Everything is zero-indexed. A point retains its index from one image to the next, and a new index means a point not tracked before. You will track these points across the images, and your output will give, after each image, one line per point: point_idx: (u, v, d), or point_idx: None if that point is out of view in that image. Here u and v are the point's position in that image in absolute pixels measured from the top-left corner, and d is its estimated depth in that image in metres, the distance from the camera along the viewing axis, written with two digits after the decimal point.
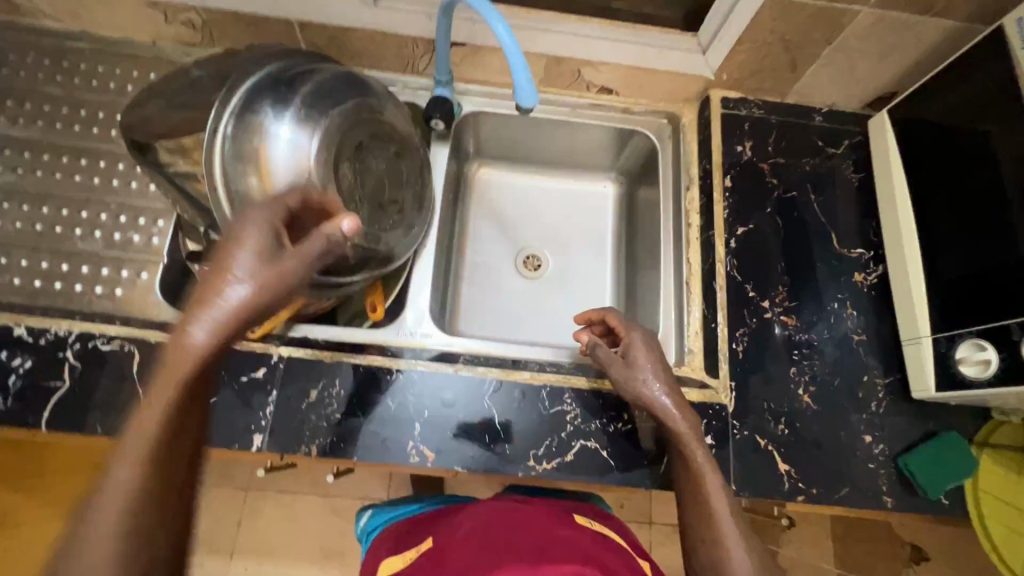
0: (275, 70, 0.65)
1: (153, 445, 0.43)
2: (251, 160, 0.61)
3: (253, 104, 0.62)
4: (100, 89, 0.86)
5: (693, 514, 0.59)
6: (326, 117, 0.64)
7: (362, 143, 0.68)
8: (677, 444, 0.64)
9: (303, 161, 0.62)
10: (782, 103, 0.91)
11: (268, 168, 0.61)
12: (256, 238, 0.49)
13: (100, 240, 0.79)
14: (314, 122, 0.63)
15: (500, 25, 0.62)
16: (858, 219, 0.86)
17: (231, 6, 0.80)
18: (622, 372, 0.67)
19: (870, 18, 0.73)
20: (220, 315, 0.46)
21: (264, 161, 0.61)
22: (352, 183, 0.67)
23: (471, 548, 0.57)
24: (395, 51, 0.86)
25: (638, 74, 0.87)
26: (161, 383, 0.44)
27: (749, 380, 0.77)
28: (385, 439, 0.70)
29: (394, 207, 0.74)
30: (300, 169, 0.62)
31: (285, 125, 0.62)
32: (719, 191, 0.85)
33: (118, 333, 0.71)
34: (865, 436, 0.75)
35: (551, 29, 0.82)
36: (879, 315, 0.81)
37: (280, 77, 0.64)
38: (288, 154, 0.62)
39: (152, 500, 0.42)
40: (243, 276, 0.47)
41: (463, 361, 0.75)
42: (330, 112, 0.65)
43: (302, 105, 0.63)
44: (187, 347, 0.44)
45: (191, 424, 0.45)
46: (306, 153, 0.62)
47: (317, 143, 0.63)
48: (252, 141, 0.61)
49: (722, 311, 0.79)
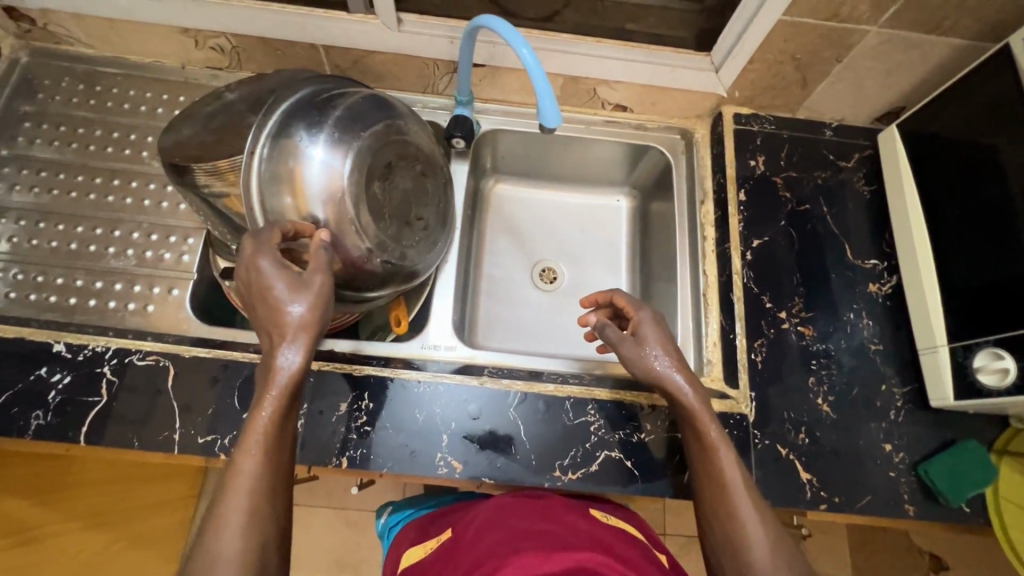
0: (308, 94, 0.68)
1: (268, 447, 0.54)
2: (285, 181, 0.64)
3: (289, 127, 0.65)
4: (131, 112, 0.90)
5: (709, 485, 0.61)
6: (358, 140, 0.66)
7: (391, 163, 0.70)
8: (691, 422, 0.64)
9: (337, 182, 0.65)
10: (793, 118, 0.94)
11: (302, 189, 0.64)
12: (279, 270, 0.57)
13: (133, 258, 0.81)
14: (347, 145, 0.66)
15: (524, 49, 0.65)
16: (870, 230, 0.87)
17: (260, 33, 0.83)
18: (632, 350, 0.67)
19: (878, 38, 0.76)
20: (296, 339, 0.56)
21: (298, 182, 0.64)
22: (383, 201, 0.69)
23: (490, 540, 0.58)
24: (416, 73, 0.89)
25: (652, 92, 0.90)
26: (264, 402, 0.54)
27: (769, 390, 0.78)
28: (414, 450, 0.71)
29: (420, 222, 0.76)
30: (333, 190, 0.64)
31: (318, 146, 0.64)
32: (733, 205, 0.87)
33: (153, 349, 0.73)
34: (886, 445, 0.76)
35: (569, 50, 0.85)
36: (895, 324, 0.82)
37: (313, 101, 0.67)
38: (322, 176, 0.64)
39: (267, 490, 0.53)
40: (294, 305, 0.56)
41: (487, 375, 0.76)
42: (361, 135, 0.67)
43: (335, 127, 0.66)
44: (284, 371, 0.55)
45: (291, 424, 0.56)
46: (340, 175, 0.65)
47: (350, 165, 0.65)
48: (287, 162, 0.64)
49: (740, 321, 0.81)
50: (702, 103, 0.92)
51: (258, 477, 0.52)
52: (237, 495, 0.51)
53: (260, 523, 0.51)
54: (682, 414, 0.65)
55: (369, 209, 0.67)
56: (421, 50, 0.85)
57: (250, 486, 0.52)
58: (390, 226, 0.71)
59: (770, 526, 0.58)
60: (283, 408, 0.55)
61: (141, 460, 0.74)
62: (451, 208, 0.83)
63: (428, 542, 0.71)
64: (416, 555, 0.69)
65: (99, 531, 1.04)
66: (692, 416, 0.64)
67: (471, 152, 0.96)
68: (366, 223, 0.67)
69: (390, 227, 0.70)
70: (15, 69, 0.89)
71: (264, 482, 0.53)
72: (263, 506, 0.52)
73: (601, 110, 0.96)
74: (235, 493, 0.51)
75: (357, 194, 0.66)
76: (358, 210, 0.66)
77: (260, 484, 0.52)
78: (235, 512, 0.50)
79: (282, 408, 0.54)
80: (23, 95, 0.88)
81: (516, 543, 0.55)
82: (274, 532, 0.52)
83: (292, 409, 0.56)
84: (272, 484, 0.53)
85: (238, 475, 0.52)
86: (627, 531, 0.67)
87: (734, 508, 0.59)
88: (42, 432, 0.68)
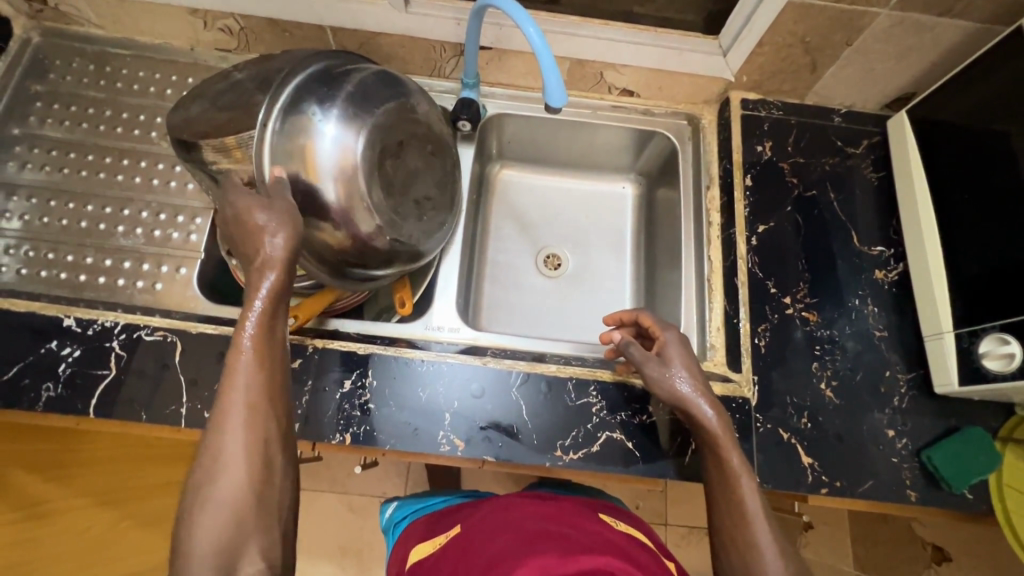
0: (321, 71, 0.68)
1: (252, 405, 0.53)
2: (296, 156, 0.64)
3: (300, 103, 0.65)
4: (141, 93, 0.90)
5: (725, 510, 0.59)
6: (368, 117, 0.67)
7: (400, 141, 0.71)
8: (712, 447, 0.62)
9: (348, 159, 0.65)
10: (802, 104, 0.93)
11: (314, 167, 0.64)
12: (247, 202, 0.58)
13: (142, 236, 0.82)
14: (356, 121, 0.66)
15: (531, 28, 0.65)
16: (878, 217, 0.87)
17: (267, 13, 0.83)
18: (656, 370, 0.66)
19: (889, 21, 0.75)
20: (269, 255, 0.56)
21: (310, 160, 0.64)
22: (392, 179, 0.70)
23: (499, 542, 0.58)
24: (423, 55, 0.89)
25: (658, 76, 0.90)
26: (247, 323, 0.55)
27: (773, 374, 0.77)
28: (417, 429, 0.72)
29: (428, 203, 0.76)
30: (346, 167, 0.65)
31: (328, 122, 0.65)
32: (740, 190, 0.87)
33: (160, 325, 0.73)
34: (888, 430, 0.75)
35: (575, 33, 0.84)
36: (900, 311, 0.82)
37: (326, 78, 0.67)
38: (332, 151, 0.64)
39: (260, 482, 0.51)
40: (263, 223, 0.57)
41: (490, 356, 0.77)
42: (371, 112, 0.67)
43: (346, 104, 0.66)
44: (266, 289, 0.56)
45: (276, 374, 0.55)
46: (352, 151, 0.65)
47: (360, 140, 0.65)
48: (298, 138, 0.64)
49: (744, 307, 0.81)
50: (710, 88, 0.92)
51: (247, 400, 0.53)
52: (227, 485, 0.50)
53: (262, 509, 0.51)
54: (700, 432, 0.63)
55: (379, 186, 0.68)
56: (427, 33, 0.85)
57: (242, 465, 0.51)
58: (400, 203, 0.71)
59: (784, 550, 0.55)
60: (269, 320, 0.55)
61: (148, 434, 0.75)
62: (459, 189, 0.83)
63: (435, 539, 0.70)
64: (425, 551, 0.69)
65: (107, 509, 1.06)
66: (713, 442, 0.62)
67: (477, 136, 0.96)
68: (376, 197, 0.67)
69: (400, 206, 0.71)
70: (27, 49, 0.90)
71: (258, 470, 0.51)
72: (256, 504, 0.51)
73: (607, 95, 0.96)
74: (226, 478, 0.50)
75: (368, 169, 0.66)
76: (368, 187, 0.66)
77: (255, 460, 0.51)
78: (237, 413, 0.52)
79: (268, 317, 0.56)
80: (34, 74, 0.89)
81: (530, 546, 0.55)
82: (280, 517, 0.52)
83: (278, 319, 0.57)
84: (269, 393, 0.54)
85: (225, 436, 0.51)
86: (635, 535, 0.67)
87: (756, 529, 0.56)
88: (52, 404, 0.69)
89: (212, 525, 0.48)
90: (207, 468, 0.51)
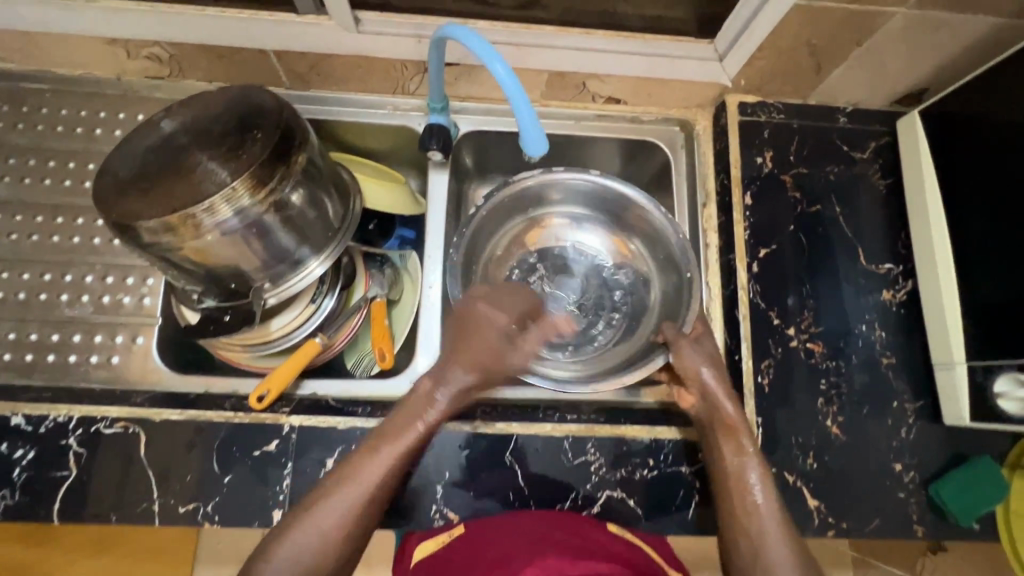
0: (625, 298, 0.87)
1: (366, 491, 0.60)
2: (589, 221, 0.89)
3: (591, 286, 0.88)
4: (67, 136, 0.80)
5: (728, 482, 0.65)
6: (619, 292, 0.88)
7: (602, 298, 0.87)
8: (731, 433, 0.66)
9: (570, 237, 0.90)
10: (804, 105, 0.84)
11: (581, 226, 0.90)
12: (491, 320, 0.69)
13: (89, 305, 0.75)
14: (616, 294, 0.87)
15: (500, 68, 0.56)
16: (885, 231, 0.81)
17: (197, 40, 0.72)
18: (692, 356, 0.70)
19: (905, 20, 0.66)
20: (454, 384, 0.66)
21: (570, 232, 0.90)
22: (551, 259, 0.90)
23: (508, 547, 0.59)
24: (383, 75, 0.79)
25: (648, 84, 0.81)
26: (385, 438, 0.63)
27: (777, 415, 0.73)
28: (408, 503, 0.68)
29: (528, 275, 0.89)
30: (568, 232, 0.90)
31: (653, 275, 0.86)
32: (739, 210, 0.80)
33: (120, 415, 0.67)
34: (896, 464, 0.73)
35: (553, 45, 0.75)
36: (908, 335, 0.77)
37: (607, 301, 0.87)
38: (615, 240, 0.89)
39: (344, 533, 0.58)
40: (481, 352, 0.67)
41: (480, 421, 0.71)
42: (614, 316, 0.86)
43: (588, 298, 0.87)
44: (437, 403, 0.66)
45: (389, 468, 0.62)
46: (588, 263, 0.90)
47: (607, 275, 0.89)
48: (635, 237, 0.87)
49: (746, 342, 0.76)
50: (703, 93, 0.83)
51: (363, 488, 0.60)
52: (307, 530, 0.57)
53: (331, 550, 0.57)
54: (701, 395, 0.69)
55: (528, 262, 0.90)
56: (386, 52, 0.74)
57: (336, 522, 0.58)
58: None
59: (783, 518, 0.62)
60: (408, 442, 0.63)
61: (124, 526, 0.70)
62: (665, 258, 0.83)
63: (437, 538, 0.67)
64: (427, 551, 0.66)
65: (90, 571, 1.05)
66: (718, 415, 0.68)
67: (451, 160, 0.87)
68: (529, 265, 0.89)
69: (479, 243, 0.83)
70: None
71: (348, 520, 0.58)
72: (331, 550, 0.57)
73: (591, 104, 0.86)
74: (310, 526, 0.57)
75: (564, 248, 0.90)
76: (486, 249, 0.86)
77: (348, 520, 0.58)
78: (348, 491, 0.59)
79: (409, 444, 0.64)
80: None
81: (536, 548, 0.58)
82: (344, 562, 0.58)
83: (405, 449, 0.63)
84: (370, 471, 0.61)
85: (327, 506, 0.58)
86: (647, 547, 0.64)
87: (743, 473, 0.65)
88: (10, 513, 0.64)
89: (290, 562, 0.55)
90: (308, 516, 0.58)
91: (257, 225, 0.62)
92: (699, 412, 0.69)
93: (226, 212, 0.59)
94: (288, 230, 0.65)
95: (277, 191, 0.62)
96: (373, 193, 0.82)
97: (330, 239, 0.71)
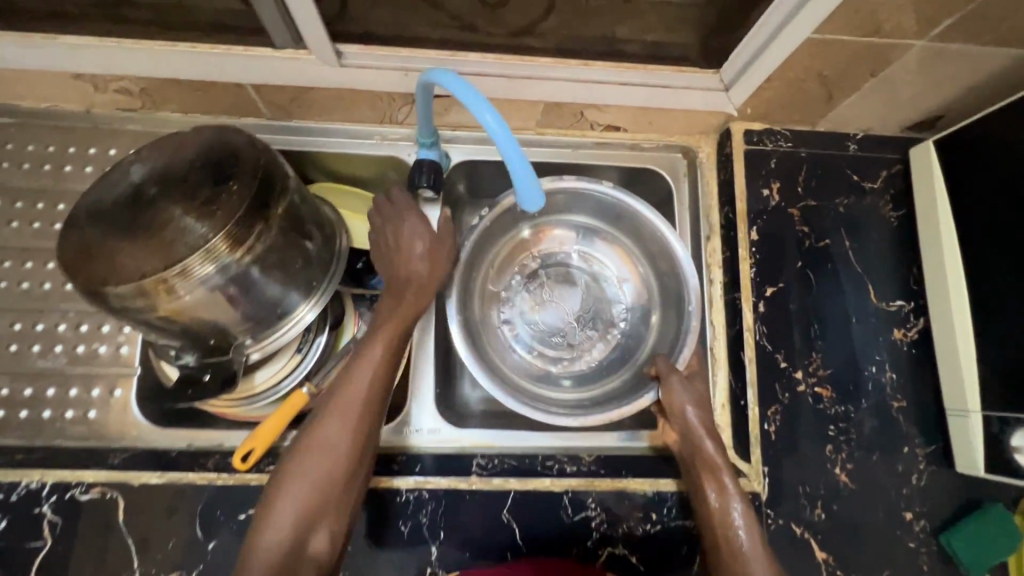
0: (625, 315, 0.84)
1: (344, 434, 0.59)
2: (592, 233, 0.85)
3: (590, 301, 0.84)
4: (34, 174, 0.76)
5: (713, 524, 0.63)
6: (620, 307, 0.84)
7: (600, 312, 0.84)
8: (712, 474, 0.64)
9: (576, 243, 0.86)
10: (813, 131, 0.80)
11: (586, 233, 0.85)
12: (415, 233, 0.69)
13: (63, 355, 0.71)
14: (616, 310, 0.84)
15: (488, 116, 0.52)
16: (896, 266, 0.77)
17: (167, 74, 0.67)
18: (680, 392, 0.67)
19: (924, 51, 0.62)
20: (410, 283, 0.67)
21: (570, 244, 0.86)
22: (555, 265, 0.85)
23: None
24: (368, 106, 0.74)
25: (649, 113, 0.76)
26: (348, 376, 0.61)
27: (784, 464, 0.71)
28: (403, 564, 0.66)
29: (526, 288, 0.85)
30: (575, 237, 0.85)
31: (657, 296, 0.82)
32: (744, 246, 0.77)
33: (96, 480, 0.65)
34: (906, 513, 0.71)
35: (548, 76, 0.70)
36: (919, 376, 0.74)
37: (604, 317, 0.84)
38: (623, 254, 0.84)
39: (335, 485, 0.57)
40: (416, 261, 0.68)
41: (475, 478, 0.68)
42: (610, 332, 0.83)
43: (586, 310, 0.84)
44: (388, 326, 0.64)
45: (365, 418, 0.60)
46: (589, 275, 0.85)
47: (609, 291, 0.84)
48: (644, 255, 0.82)
49: (752, 388, 0.73)
50: (707, 120, 0.79)
51: (339, 438, 0.58)
52: (293, 497, 0.56)
53: (323, 500, 0.57)
54: (683, 432, 0.67)
55: (527, 275, 0.85)
56: (371, 85, 0.69)
57: (321, 472, 0.57)
58: (488, 349, 0.78)
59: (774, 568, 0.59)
60: (374, 374, 0.61)
61: None
62: (673, 278, 0.78)
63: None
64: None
65: None
66: (697, 450, 0.66)
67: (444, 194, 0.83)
68: (532, 270, 0.85)
69: (475, 262, 0.79)
70: None
71: (334, 472, 0.57)
72: (327, 500, 0.57)
73: (589, 131, 0.82)
74: (297, 485, 0.56)
75: (569, 254, 0.85)
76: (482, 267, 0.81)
77: (334, 471, 0.57)
78: (325, 437, 0.58)
79: (376, 377, 0.61)
80: None
81: None
82: (347, 508, 0.59)
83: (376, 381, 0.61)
84: (344, 421, 0.59)
85: (307, 459, 0.57)
86: None
87: (729, 517, 0.62)
88: None
89: (284, 528, 0.55)
90: (293, 475, 0.57)
91: (238, 280, 0.58)
92: (681, 448, 0.68)
93: (203, 273, 0.55)
94: (273, 279, 0.62)
95: (257, 243, 0.58)
96: (360, 228, 0.78)
97: (319, 283, 0.67)
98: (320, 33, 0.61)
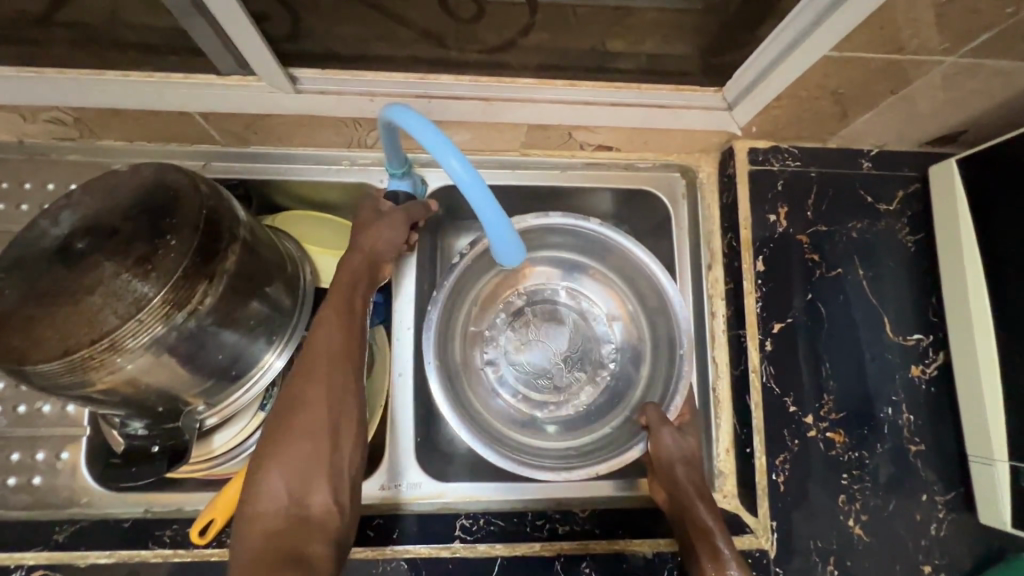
0: (615, 357, 0.78)
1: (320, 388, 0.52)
2: (578, 269, 0.79)
3: (577, 342, 0.78)
4: None
5: None
6: (609, 346, 0.78)
7: (589, 353, 0.78)
8: (702, 537, 0.58)
9: (565, 278, 0.80)
10: (824, 148, 0.73)
11: (574, 268, 0.79)
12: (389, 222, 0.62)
13: (4, 417, 0.65)
14: (606, 351, 0.78)
15: (455, 163, 0.46)
16: (914, 296, 0.71)
17: (100, 105, 0.60)
18: (670, 441, 0.63)
19: (954, 68, 0.54)
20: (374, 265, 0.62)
21: (558, 279, 0.80)
22: (543, 301, 0.79)
23: None
24: (332, 132, 0.67)
25: (643, 134, 0.69)
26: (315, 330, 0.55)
27: (793, 517, 0.65)
28: None
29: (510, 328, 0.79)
30: (563, 271, 0.79)
31: (649, 336, 0.76)
32: (749, 277, 0.70)
33: (37, 562, 0.59)
34: (924, 566, 0.65)
35: (531, 98, 0.63)
36: (938, 416, 0.69)
37: (593, 358, 0.78)
38: (611, 291, 0.79)
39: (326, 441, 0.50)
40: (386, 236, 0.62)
41: (459, 544, 0.63)
42: (599, 373, 0.77)
43: (574, 351, 0.78)
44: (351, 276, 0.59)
45: (340, 365, 0.54)
46: (576, 314, 0.79)
47: (598, 330, 0.79)
48: (633, 293, 0.76)
49: (758, 435, 0.67)
50: (708, 139, 0.72)
51: (314, 389, 0.52)
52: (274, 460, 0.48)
53: (315, 458, 0.49)
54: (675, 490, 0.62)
55: (511, 315, 0.79)
56: (332, 111, 0.62)
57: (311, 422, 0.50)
58: (470, 395, 0.72)
59: None
60: (340, 321, 0.56)
61: None
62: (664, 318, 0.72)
63: None
64: None
65: None
66: (688, 509, 0.60)
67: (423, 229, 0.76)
68: (519, 307, 0.79)
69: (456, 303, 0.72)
70: None
71: (319, 420, 0.51)
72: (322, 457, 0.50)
73: (579, 152, 0.75)
74: (283, 442, 0.49)
75: (557, 289, 0.80)
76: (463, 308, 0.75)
77: (319, 421, 0.51)
78: (300, 391, 0.52)
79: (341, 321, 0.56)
80: None
81: None
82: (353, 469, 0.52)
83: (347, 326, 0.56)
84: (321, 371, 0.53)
85: (288, 419, 0.50)
86: None
87: None
88: None
89: (276, 494, 0.47)
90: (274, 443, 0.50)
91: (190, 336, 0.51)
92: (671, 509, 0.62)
93: (151, 333, 0.48)
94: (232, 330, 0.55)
95: (210, 295, 0.51)
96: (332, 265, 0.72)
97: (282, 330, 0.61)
98: (267, 58, 0.54)
